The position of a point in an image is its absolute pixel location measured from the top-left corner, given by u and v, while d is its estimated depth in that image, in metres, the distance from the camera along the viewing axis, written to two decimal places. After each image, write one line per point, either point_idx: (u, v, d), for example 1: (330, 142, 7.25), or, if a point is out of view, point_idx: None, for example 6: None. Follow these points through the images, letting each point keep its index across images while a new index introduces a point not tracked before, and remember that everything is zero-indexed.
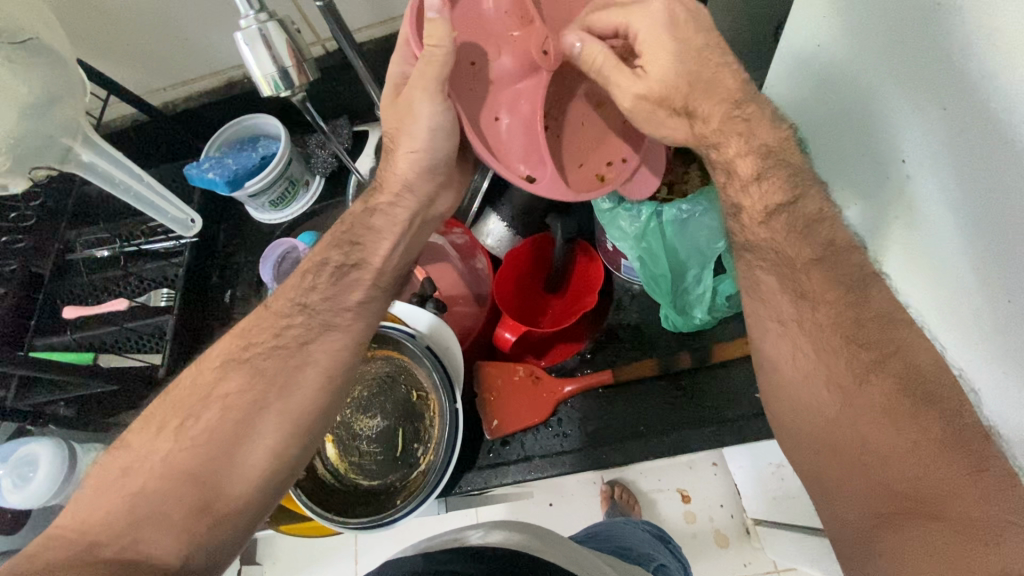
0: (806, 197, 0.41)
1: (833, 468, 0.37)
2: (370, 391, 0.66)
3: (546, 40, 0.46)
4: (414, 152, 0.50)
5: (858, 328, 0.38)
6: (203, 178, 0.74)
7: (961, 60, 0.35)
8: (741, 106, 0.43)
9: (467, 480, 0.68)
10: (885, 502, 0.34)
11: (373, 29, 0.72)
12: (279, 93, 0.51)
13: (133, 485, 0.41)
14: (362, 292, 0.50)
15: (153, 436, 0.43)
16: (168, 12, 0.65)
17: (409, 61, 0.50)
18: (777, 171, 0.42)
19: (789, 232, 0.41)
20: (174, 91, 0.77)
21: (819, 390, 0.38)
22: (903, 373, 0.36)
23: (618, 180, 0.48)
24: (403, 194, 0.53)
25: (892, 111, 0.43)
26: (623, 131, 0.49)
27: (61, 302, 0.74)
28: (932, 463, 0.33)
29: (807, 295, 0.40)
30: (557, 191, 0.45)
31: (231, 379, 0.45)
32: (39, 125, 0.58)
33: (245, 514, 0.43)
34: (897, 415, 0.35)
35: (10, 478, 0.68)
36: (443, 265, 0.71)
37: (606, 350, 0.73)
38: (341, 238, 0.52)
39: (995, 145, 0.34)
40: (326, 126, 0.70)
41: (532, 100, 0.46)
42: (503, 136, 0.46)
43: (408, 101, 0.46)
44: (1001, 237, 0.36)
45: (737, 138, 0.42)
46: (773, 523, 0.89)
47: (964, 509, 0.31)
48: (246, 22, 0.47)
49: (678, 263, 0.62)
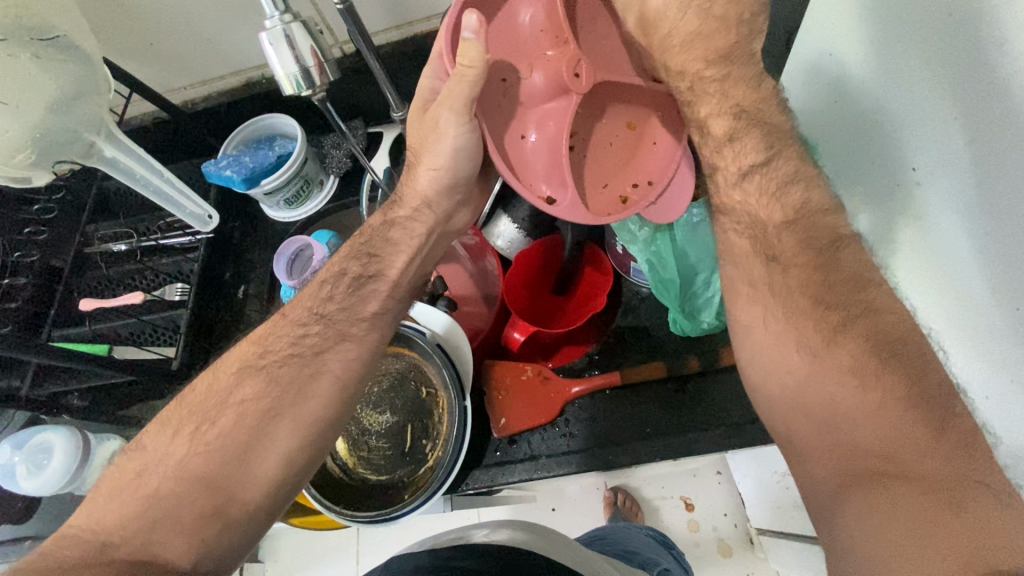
0: (780, 156, 0.43)
1: (810, 433, 0.37)
2: (380, 388, 0.67)
3: (578, 62, 0.45)
4: (436, 169, 0.52)
5: (829, 288, 0.39)
6: (221, 175, 0.75)
7: (977, 70, 0.36)
8: (716, 66, 0.43)
9: (473, 478, 0.68)
10: (851, 456, 0.34)
11: (391, 32, 0.74)
12: (300, 93, 0.52)
13: (150, 487, 0.42)
14: (378, 304, 0.51)
15: (169, 440, 0.44)
16: (191, 12, 0.67)
17: (441, 74, 0.52)
18: (749, 131, 0.43)
19: (763, 193, 0.43)
20: (194, 90, 0.79)
21: (788, 352, 0.39)
22: (871, 331, 0.37)
23: (642, 203, 0.48)
24: (422, 210, 0.54)
25: (904, 120, 0.44)
26: (651, 152, 0.49)
27: (78, 294, 0.76)
28: (898, 426, 0.33)
29: (779, 258, 0.41)
30: (576, 215, 0.46)
31: (247, 386, 0.46)
32: (65, 122, 0.59)
33: (256, 521, 0.43)
34: (863, 376, 0.36)
35: (23, 465, 0.68)
36: (456, 265, 0.75)
37: (613, 352, 0.73)
38: (360, 250, 0.53)
39: (1008, 153, 0.35)
40: (343, 125, 0.71)
41: (558, 123, 0.47)
42: (526, 158, 0.48)
43: (435, 118, 0.48)
44: (1012, 243, 0.36)
45: (710, 98, 0.44)
46: (778, 534, 0.89)
47: (920, 462, 0.32)
48: (270, 23, 0.49)
49: (688, 267, 0.62)
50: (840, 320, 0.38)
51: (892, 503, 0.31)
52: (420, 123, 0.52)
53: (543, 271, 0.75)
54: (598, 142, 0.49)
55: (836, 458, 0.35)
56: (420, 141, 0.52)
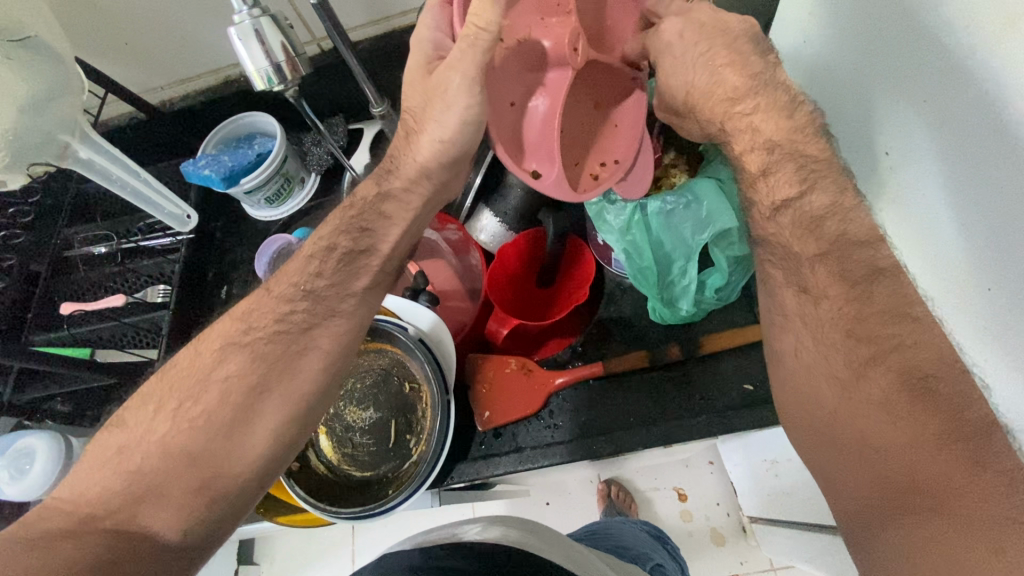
0: (814, 191, 0.39)
1: (843, 462, 0.37)
2: (364, 384, 0.67)
3: (578, 36, 0.47)
4: (442, 140, 0.48)
5: (859, 321, 0.37)
6: (199, 174, 0.74)
7: (954, 61, 0.36)
8: (743, 100, 0.41)
9: (458, 471, 0.68)
10: (882, 486, 0.34)
11: (368, 28, 0.73)
12: (272, 88, 0.52)
13: (132, 463, 0.42)
14: (369, 279, 0.50)
15: (150, 416, 0.44)
16: (163, 11, 0.66)
17: (441, 27, 0.49)
18: (784, 164, 0.40)
19: (796, 228, 0.40)
20: (171, 90, 0.78)
21: (820, 382, 0.39)
22: (903, 368, 0.35)
23: (611, 180, 0.52)
24: (420, 181, 0.50)
25: (876, 105, 0.45)
26: (613, 133, 0.53)
27: (60, 299, 0.74)
28: (934, 461, 0.32)
29: (810, 290, 0.40)
30: (559, 192, 0.49)
31: (229, 364, 0.45)
32: (38, 123, 0.58)
33: (244, 496, 0.43)
34: (895, 410, 0.34)
35: (6, 470, 0.68)
36: (442, 263, 0.75)
37: (596, 344, 0.73)
38: (350, 223, 0.50)
39: (977, 129, 0.35)
40: (320, 124, 0.71)
41: (549, 94, 0.50)
42: (514, 129, 0.51)
43: (441, 82, 0.45)
44: (989, 218, 0.36)
45: (742, 134, 0.42)
46: (769, 521, 0.90)
47: (962, 500, 0.31)
48: (239, 18, 0.48)
49: (664, 256, 0.62)
50: (871, 353, 0.36)
51: (926, 542, 0.31)
52: (422, 87, 0.48)
53: (528, 265, 0.74)
54: (572, 119, 0.53)
55: (869, 490, 0.35)
56: (421, 105, 0.48)
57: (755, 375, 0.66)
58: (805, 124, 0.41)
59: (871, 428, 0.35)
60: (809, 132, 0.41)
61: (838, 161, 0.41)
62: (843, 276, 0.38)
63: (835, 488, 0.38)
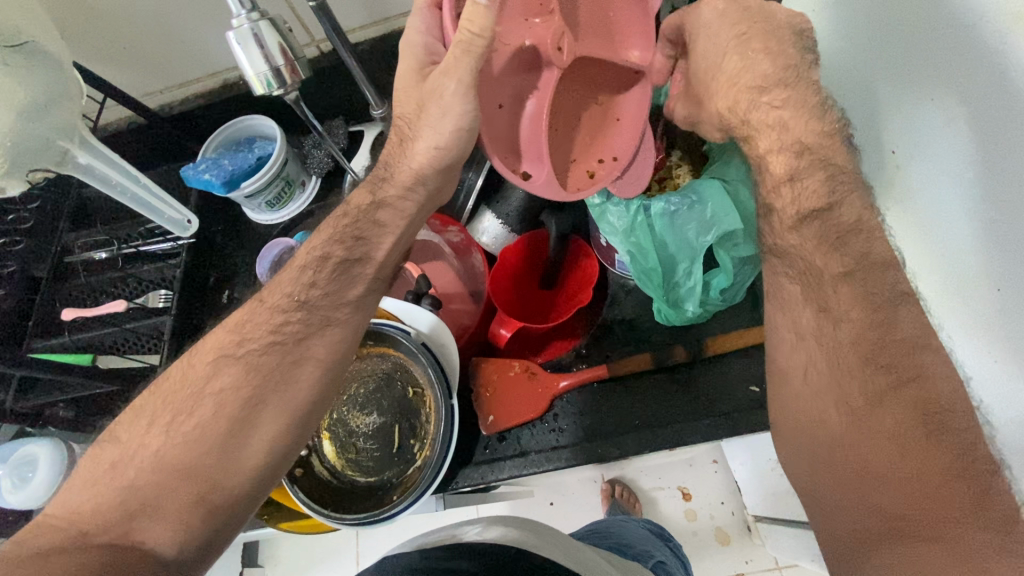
0: (843, 203, 0.39)
1: (838, 483, 0.38)
2: (366, 389, 0.66)
3: (561, 36, 0.48)
4: (438, 146, 0.48)
5: (881, 348, 0.38)
6: (199, 179, 0.74)
7: (974, 59, 0.35)
8: (773, 90, 0.41)
9: (462, 476, 0.68)
10: (877, 515, 0.35)
11: (367, 28, 0.73)
12: (271, 92, 0.51)
13: (126, 477, 0.41)
14: (363, 288, 0.50)
15: (144, 430, 0.43)
16: (160, 14, 0.66)
17: (430, 31, 0.49)
18: (813, 171, 0.40)
19: (821, 240, 0.40)
20: (170, 94, 0.78)
21: (828, 406, 0.39)
22: (917, 401, 0.36)
23: (607, 178, 0.53)
24: (415, 187, 0.50)
25: (890, 102, 0.44)
26: (615, 128, 0.53)
27: (61, 305, 0.74)
28: (936, 497, 0.33)
29: (832, 309, 0.39)
30: (549, 192, 0.51)
31: (224, 376, 0.44)
32: (37, 129, 0.58)
33: (240, 505, 0.43)
34: (905, 444, 0.35)
35: (9, 478, 0.68)
36: (443, 264, 0.74)
37: (600, 346, 0.72)
38: (345, 232, 0.49)
39: (999, 130, 0.34)
40: (319, 126, 0.70)
41: (539, 95, 0.50)
42: (507, 130, 0.51)
43: (437, 88, 0.46)
44: (1007, 219, 0.35)
45: (768, 131, 0.41)
46: (775, 520, 0.89)
47: (957, 534, 0.32)
48: (237, 21, 0.48)
49: (668, 257, 0.61)
50: (890, 381, 0.37)
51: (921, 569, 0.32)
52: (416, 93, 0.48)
53: (528, 265, 0.74)
54: (569, 120, 0.54)
55: (864, 517, 0.36)
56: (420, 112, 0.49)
57: (759, 378, 0.66)
58: (834, 131, 0.41)
59: (876, 457, 0.36)
60: (837, 139, 0.41)
61: (860, 175, 0.41)
62: (868, 299, 0.38)
63: (829, 511, 0.38)
